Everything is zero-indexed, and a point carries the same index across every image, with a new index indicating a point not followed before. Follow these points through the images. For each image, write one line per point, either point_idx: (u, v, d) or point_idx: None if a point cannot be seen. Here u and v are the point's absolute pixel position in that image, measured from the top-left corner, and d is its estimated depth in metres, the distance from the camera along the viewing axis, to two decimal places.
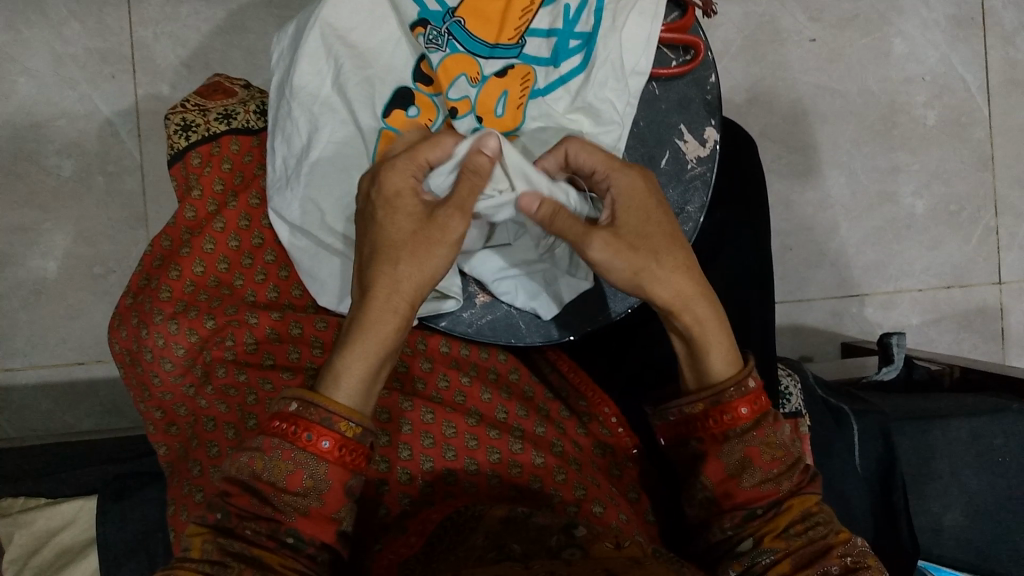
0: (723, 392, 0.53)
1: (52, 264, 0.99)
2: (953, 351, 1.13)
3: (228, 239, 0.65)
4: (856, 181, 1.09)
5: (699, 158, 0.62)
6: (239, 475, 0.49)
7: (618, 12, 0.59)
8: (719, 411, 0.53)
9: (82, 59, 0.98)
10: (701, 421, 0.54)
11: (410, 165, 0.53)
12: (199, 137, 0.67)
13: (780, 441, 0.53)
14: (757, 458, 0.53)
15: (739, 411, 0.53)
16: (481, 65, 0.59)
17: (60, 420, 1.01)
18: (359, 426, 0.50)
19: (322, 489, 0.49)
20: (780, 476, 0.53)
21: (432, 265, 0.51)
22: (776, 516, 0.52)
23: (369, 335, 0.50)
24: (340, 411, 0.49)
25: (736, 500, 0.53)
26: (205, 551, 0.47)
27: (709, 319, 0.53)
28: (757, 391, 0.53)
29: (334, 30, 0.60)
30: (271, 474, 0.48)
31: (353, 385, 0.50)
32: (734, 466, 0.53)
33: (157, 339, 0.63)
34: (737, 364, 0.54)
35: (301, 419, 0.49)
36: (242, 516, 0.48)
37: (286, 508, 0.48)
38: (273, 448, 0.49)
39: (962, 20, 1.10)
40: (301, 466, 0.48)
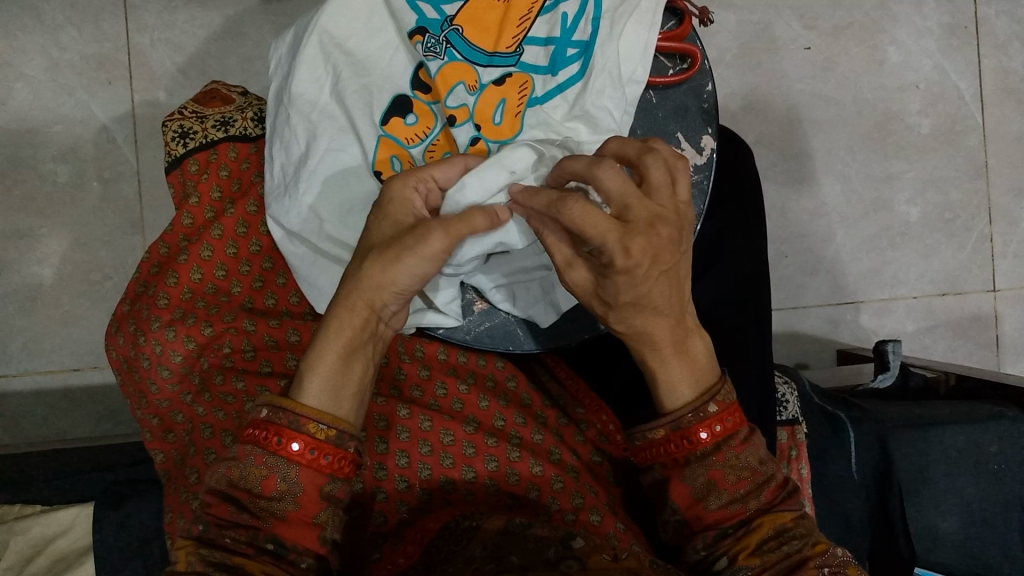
0: (682, 417, 0.52)
1: (48, 271, 0.99)
2: (948, 358, 1.13)
3: (225, 246, 0.65)
4: (851, 190, 1.10)
5: (696, 166, 0.62)
6: (217, 485, 0.49)
7: (616, 20, 0.59)
8: (680, 437, 0.53)
9: (78, 66, 0.98)
10: (663, 446, 0.54)
11: (409, 178, 0.53)
12: (196, 144, 0.67)
13: (746, 460, 0.53)
14: (722, 481, 0.52)
15: (699, 435, 0.52)
16: (479, 73, 0.59)
17: (55, 428, 1.00)
18: (330, 429, 0.49)
19: (297, 492, 0.48)
20: (748, 495, 0.52)
21: (399, 272, 0.50)
22: (747, 534, 0.51)
23: (337, 334, 0.51)
24: (309, 413, 0.49)
25: (705, 522, 0.52)
26: (188, 563, 0.47)
27: (673, 358, 0.53)
28: (721, 414, 0.53)
29: (332, 38, 0.60)
30: (246, 481, 0.48)
31: (319, 388, 0.50)
32: (699, 490, 0.53)
33: (154, 346, 0.62)
34: (701, 388, 0.54)
35: (271, 424, 0.49)
36: (220, 524, 0.48)
37: (264, 513, 0.48)
38: (247, 455, 0.49)
39: (956, 29, 1.10)
40: (273, 471, 0.48)
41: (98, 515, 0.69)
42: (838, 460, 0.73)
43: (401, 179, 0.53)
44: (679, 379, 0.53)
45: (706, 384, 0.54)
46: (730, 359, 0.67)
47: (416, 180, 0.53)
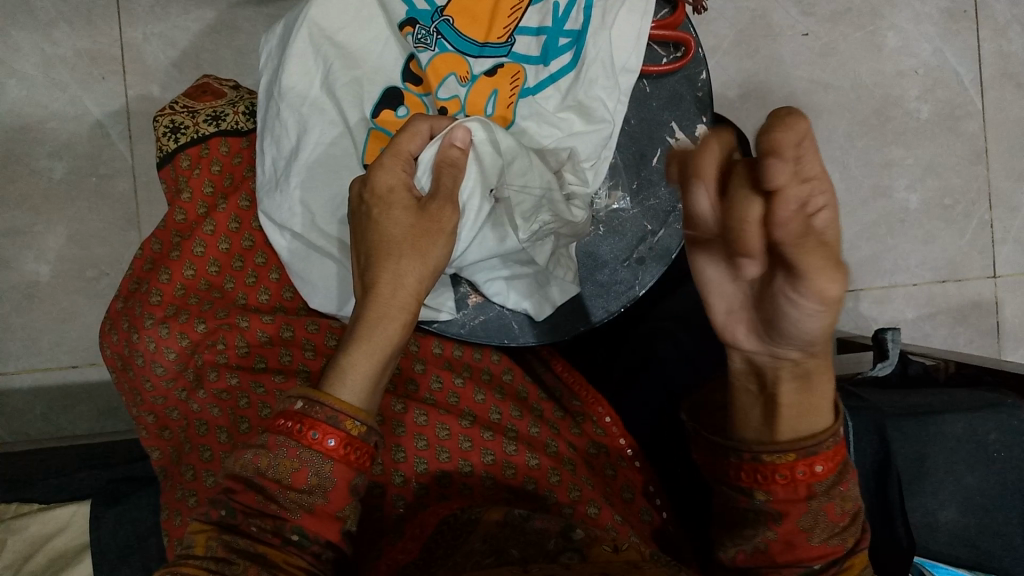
0: (822, 443, 0.47)
1: (45, 267, 0.99)
2: (949, 345, 1.13)
3: (218, 242, 0.64)
4: (849, 177, 1.09)
5: None
6: (243, 472, 0.47)
7: (608, 9, 0.58)
8: (808, 463, 0.47)
9: (71, 61, 0.98)
10: (781, 472, 0.47)
11: (398, 158, 0.53)
12: (188, 139, 0.67)
13: (852, 494, 0.49)
14: (830, 513, 0.48)
15: (819, 466, 0.48)
16: (470, 64, 0.59)
17: (54, 425, 1.00)
18: (364, 425, 0.49)
19: (328, 487, 0.48)
20: (846, 529, 0.48)
21: (433, 257, 0.53)
22: (841, 573, 0.48)
23: (374, 332, 0.51)
24: (346, 410, 0.49)
25: (796, 554, 0.48)
26: (208, 548, 0.45)
27: (828, 369, 0.47)
28: (838, 447, 0.48)
29: (322, 31, 0.59)
30: (276, 472, 0.47)
31: (354, 382, 0.50)
32: (807, 522, 0.48)
33: (148, 343, 0.62)
34: (833, 414, 0.48)
35: (306, 418, 0.48)
36: (246, 513, 0.47)
37: (293, 506, 0.47)
38: (278, 446, 0.48)
39: (955, 13, 1.10)
40: (306, 464, 0.47)
41: (95, 513, 0.69)
42: None
43: (391, 160, 0.53)
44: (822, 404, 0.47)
45: (833, 398, 0.49)
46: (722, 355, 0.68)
47: (403, 157, 0.53)
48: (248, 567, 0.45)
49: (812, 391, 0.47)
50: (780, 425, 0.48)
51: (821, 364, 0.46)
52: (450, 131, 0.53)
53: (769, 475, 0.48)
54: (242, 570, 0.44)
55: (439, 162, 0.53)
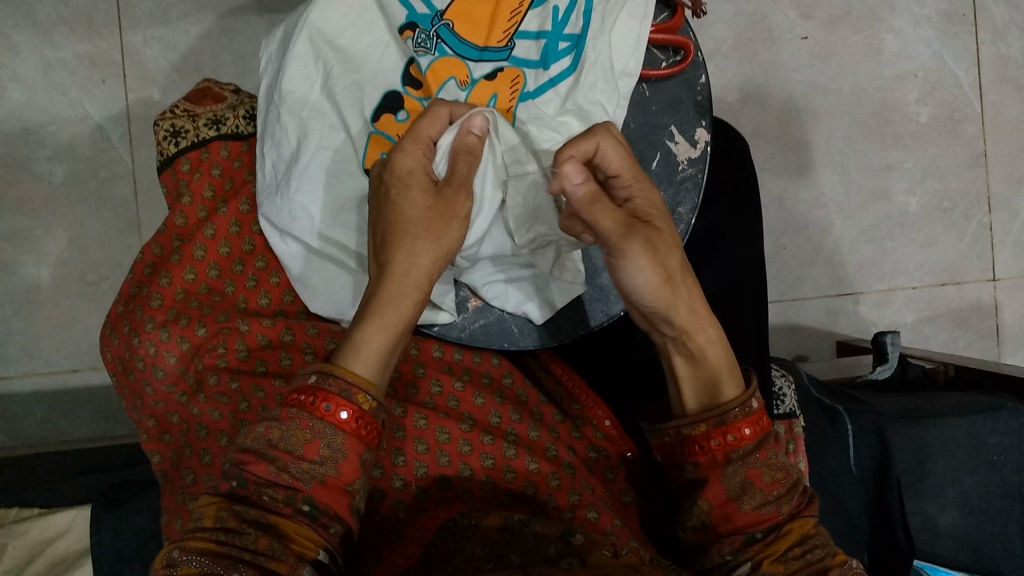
0: (729, 410, 0.52)
1: (45, 271, 0.99)
2: (948, 349, 1.13)
3: (219, 245, 0.65)
4: (849, 180, 1.09)
5: (690, 159, 0.62)
6: (254, 444, 0.48)
7: (607, 12, 0.58)
8: (722, 432, 0.52)
9: (72, 65, 0.98)
10: (701, 442, 0.53)
11: (419, 141, 0.53)
12: (188, 143, 0.67)
13: (780, 462, 0.53)
14: (758, 481, 0.51)
15: (742, 431, 0.52)
16: (470, 68, 0.59)
17: (55, 428, 1.00)
18: (375, 400, 0.50)
19: (339, 459, 0.48)
20: (781, 499, 0.51)
21: (448, 239, 0.52)
22: (777, 539, 0.50)
23: (387, 309, 0.51)
24: (358, 383, 0.49)
25: (735, 523, 0.51)
26: (218, 519, 0.46)
27: (715, 343, 0.53)
28: (759, 412, 0.52)
29: (323, 35, 0.60)
30: (288, 443, 0.48)
31: (365, 357, 0.50)
32: (734, 490, 0.51)
33: (148, 347, 0.62)
34: (740, 384, 0.53)
35: (320, 390, 0.49)
36: (258, 483, 0.47)
37: (304, 476, 0.47)
38: (291, 417, 0.48)
39: (954, 16, 1.10)
40: (318, 436, 0.48)
41: (94, 519, 0.69)
42: (835, 453, 0.73)
43: (412, 145, 0.53)
44: (719, 372, 0.53)
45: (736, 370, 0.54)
46: None
47: (424, 141, 0.53)
48: (259, 537, 0.45)
49: (702, 363, 0.53)
50: (687, 395, 0.54)
51: (698, 340, 0.53)
52: (469, 119, 0.53)
53: (692, 447, 0.53)
54: (252, 540, 0.45)
55: (456, 148, 0.53)
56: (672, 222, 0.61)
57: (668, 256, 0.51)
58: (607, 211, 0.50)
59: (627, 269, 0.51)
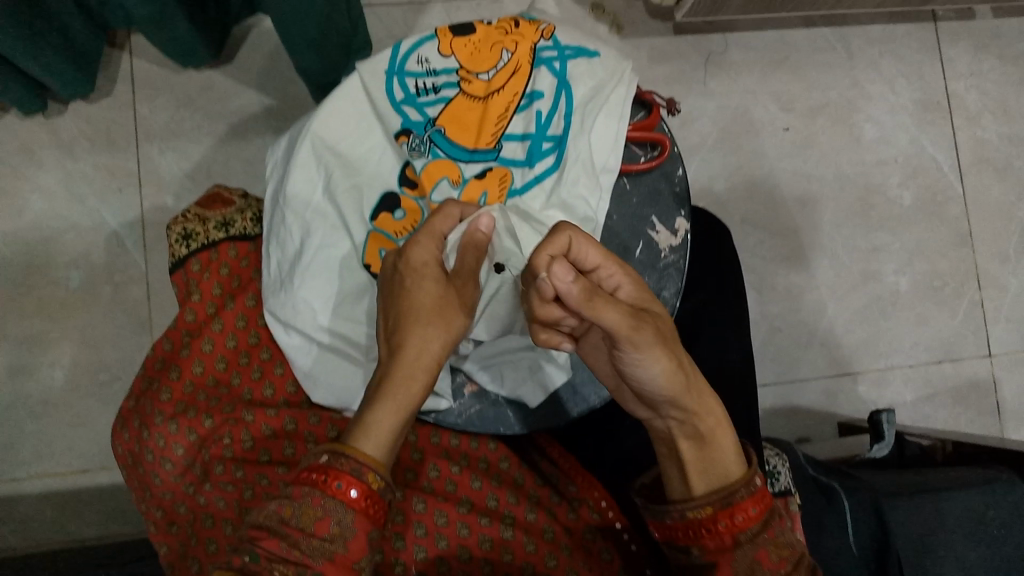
0: (734, 492, 0.52)
1: (60, 373, 1.02)
2: (950, 426, 1.13)
3: (225, 340, 0.68)
4: (838, 262, 1.13)
5: (671, 247, 0.65)
6: (267, 521, 0.49)
7: (586, 115, 0.63)
8: (729, 514, 0.52)
9: (91, 176, 1.04)
10: (707, 526, 0.52)
11: (433, 235, 0.56)
12: (198, 245, 0.71)
13: (787, 540, 0.52)
14: (767, 562, 0.51)
15: (749, 512, 0.52)
16: (462, 168, 0.64)
17: (62, 529, 1.01)
18: (383, 480, 0.51)
19: (348, 537, 0.50)
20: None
21: (455, 328, 0.55)
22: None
23: (397, 392, 0.53)
24: (370, 462, 0.51)
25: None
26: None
27: (721, 425, 0.54)
28: (763, 493, 0.53)
29: (324, 142, 0.64)
30: (300, 520, 0.49)
31: (375, 439, 0.52)
32: (742, 570, 0.51)
33: (157, 439, 0.64)
34: (744, 466, 0.54)
35: (331, 469, 0.50)
36: (270, 558, 0.47)
37: (314, 553, 0.48)
38: (303, 495, 0.50)
39: (928, 105, 1.16)
40: (328, 513, 0.49)
41: None
42: (833, 530, 0.73)
43: (425, 237, 0.56)
44: (727, 457, 0.54)
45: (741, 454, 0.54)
46: None
47: (437, 235, 0.56)
48: None
49: (710, 447, 0.54)
50: (695, 482, 0.54)
51: (706, 423, 0.53)
52: (476, 220, 0.55)
53: (697, 530, 0.53)
54: None
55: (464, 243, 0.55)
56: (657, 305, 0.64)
57: (669, 345, 0.51)
58: (605, 306, 0.48)
59: (644, 365, 0.51)
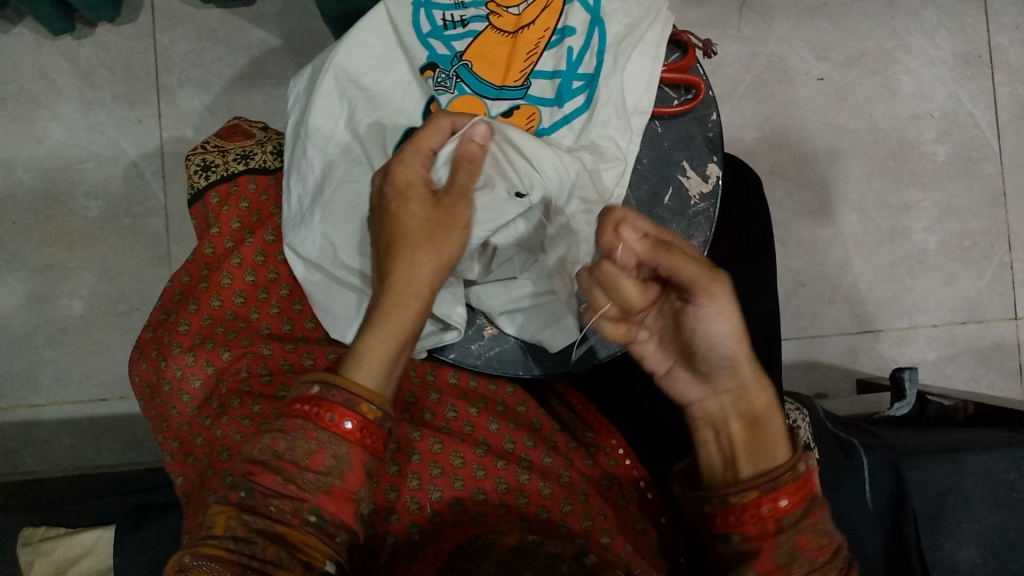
0: (779, 477, 0.49)
1: (78, 303, 1.02)
2: (971, 387, 1.12)
3: (244, 274, 0.67)
4: (867, 218, 1.10)
5: (702, 194, 0.63)
6: (261, 455, 0.49)
7: (619, 54, 0.61)
8: (773, 498, 0.49)
9: (110, 105, 1.03)
10: (750, 511, 0.49)
11: (419, 154, 0.55)
12: (218, 176, 0.70)
13: (827, 528, 0.50)
14: (807, 548, 0.48)
15: (791, 497, 0.49)
16: (488, 106, 0.61)
17: (81, 455, 1.02)
18: (380, 409, 0.51)
19: (344, 469, 0.49)
20: (827, 566, 0.48)
21: (448, 249, 0.54)
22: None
23: (391, 318, 0.53)
24: (362, 394, 0.51)
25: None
26: (228, 527, 0.46)
27: (771, 408, 0.53)
28: (808, 476, 0.50)
29: (347, 75, 0.62)
30: (294, 454, 0.49)
31: (370, 366, 0.52)
32: (783, 558, 0.48)
33: (175, 370, 0.65)
34: (792, 451, 0.51)
35: (323, 401, 0.50)
36: (266, 494, 0.48)
37: (311, 486, 0.48)
38: (296, 428, 0.49)
39: (970, 59, 1.11)
40: (324, 446, 0.49)
41: (118, 538, 0.70)
42: (852, 486, 0.72)
43: (412, 156, 0.55)
44: (774, 440, 0.52)
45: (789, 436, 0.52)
46: None
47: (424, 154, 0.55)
48: (268, 548, 0.46)
49: (759, 429, 0.52)
50: (743, 463, 0.51)
51: (759, 399, 0.52)
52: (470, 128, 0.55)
53: (739, 516, 0.50)
54: (259, 550, 0.46)
55: (457, 157, 0.55)
56: None
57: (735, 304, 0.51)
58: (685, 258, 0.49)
59: (712, 321, 0.49)
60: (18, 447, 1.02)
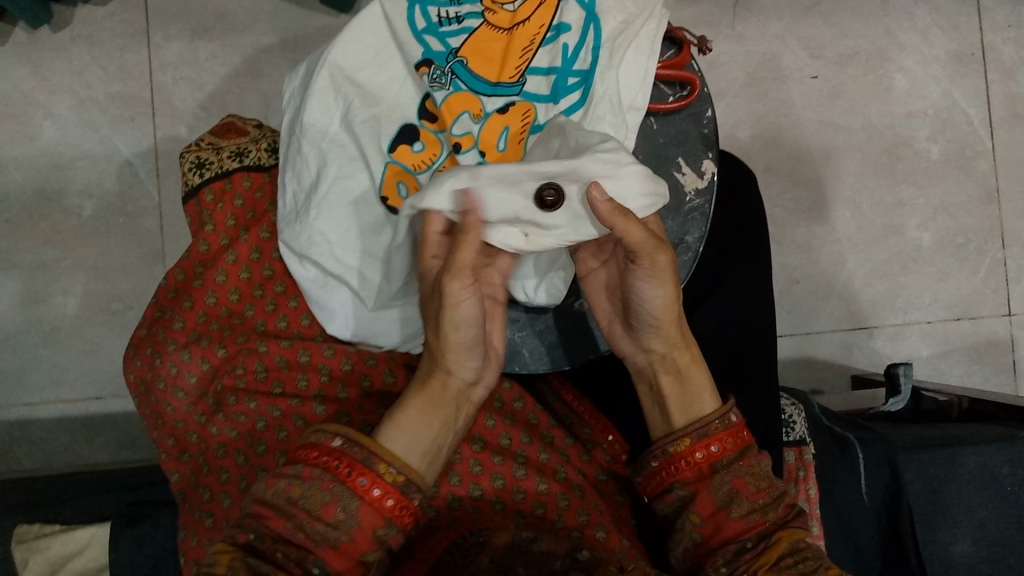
0: (710, 424, 0.55)
1: (73, 302, 1.02)
2: (965, 383, 1.12)
3: (239, 271, 0.67)
4: (861, 215, 1.11)
5: (697, 190, 0.63)
6: (273, 499, 0.50)
7: (615, 48, 0.59)
8: (705, 444, 0.55)
9: (104, 103, 1.02)
10: (686, 458, 0.55)
11: (463, 279, 0.52)
12: (212, 174, 0.70)
13: (764, 472, 0.55)
14: (744, 489, 0.54)
15: (722, 444, 0.55)
16: (483, 102, 0.61)
17: (76, 456, 1.02)
18: (400, 473, 0.51)
19: (353, 525, 0.50)
20: (766, 507, 0.54)
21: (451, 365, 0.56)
22: (767, 548, 0.52)
23: (411, 415, 0.54)
24: (381, 453, 0.51)
25: (725, 534, 0.53)
26: (231, 567, 0.47)
27: (693, 364, 0.57)
28: (740, 425, 0.56)
29: (342, 70, 0.62)
30: (307, 502, 0.50)
31: (404, 437, 0.53)
32: (722, 499, 0.54)
33: (170, 367, 0.65)
34: (718, 402, 0.57)
35: (344, 456, 0.51)
36: (275, 539, 0.49)
37: (319, 538, 0.49)
38: (313, 476, 0.50)
39: (963, 56, 1.12)
40: (336, 498, 0.50)
41: (113, 534, 0.70)
42: (847, 482, 0.74)
43: (455, 281, 0.52)
44: (701, 390, 0.57)
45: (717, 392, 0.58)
46: (728, 379, 0.68)
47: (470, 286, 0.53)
48: None
49: (686, 382, 0.57)
50: (675, 415, 0.57)
51: (684, 356, 0.57)
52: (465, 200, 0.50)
53: (678, 465, 0.55)
54: None
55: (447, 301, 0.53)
56: (679, 250, 0.63)
57: (677, 273, 0.55)
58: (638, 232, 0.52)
59: (650, 283, 0.54)
60: (12, 447, 1.02)
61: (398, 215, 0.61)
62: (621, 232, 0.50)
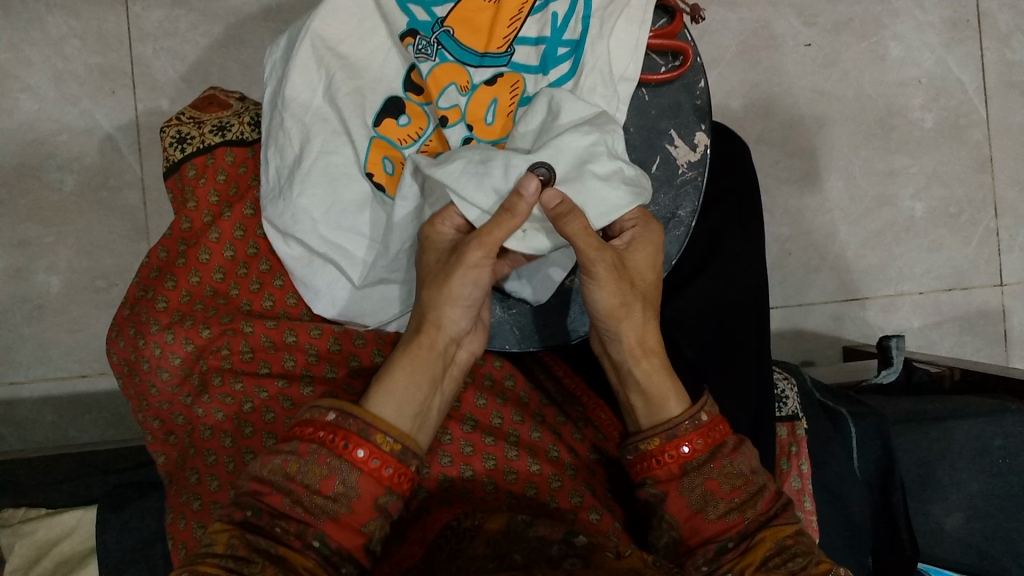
0: (678, 425, 0.53)
1: (56, 279, 1.00)
2: (955, 354, 1.12)
3: (223, 249, 0.66)
4: (854, 185, 1.09)
5: (690, 163, 0.62)
6: (271, 475, 0.49)
7: (606, 19, 0.58)
8: (674, 445, 0.53)
9: (82, 75, 1.00)
10: (656, 457, 0.54)
11: (487, 247, 0.50)
12: (194, 149, 0.68)
13: (739, 469, 0.54)
14: (718, 491, 0.53)
15: (693, 444, 0.54)
16: (470, 74, 0.59)
17: (64, 434, 1.01)
18: (397, 442, 0.50)
19: (353, 497, 0.49)
20: (744, 504, 0.53)
21: (444, 323, 0.53)
22: (750, 548, 0.52)
23: (403, 376, 0.52)
24: (377, 424, 0.50)
25: (703, 535, 0.53)
26: (228, 546, 0.46)
27: (654, 373, 0.55)
28: (710, 424, 0.54)
29: (324, 41, 0.60)
30: (305, 477, 0.49)
31: (393, 402, 0.51)
32: (697, 502, 0.53)
33: (154, 349, 0.63)
34: (686, 401, 0.55)
35: (339, 429, 0.50)
36: (272, 514, 0.48)
37: (317, 511, 0.48)
38: (310, 452, 0.49)
39: (958, 23, 1.10)
40: (334, 472, 0.49)
41: (100, 518, 0.70)
42: (839, 455, 0.73)
43: (478, 248, 0.50)
44: (666, 394, 0.55)
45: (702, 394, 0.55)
46: (720, 359, 0.67)
47: (491, 254, 0.50)
48: (266, 567, 0.46)
49: (647, 390, 0.55)
50: (640, 418, 0.55)
51: (643, 367, 0.54)
52: (522, 180, 0.48)
53: (648, 463, 0.54)
54: (259, 569, 0.45)
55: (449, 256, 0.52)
56: (671, 225, 0.62)
57: (630, 285, 0.53)
58: (582, 230, 0.49)
59: (592, 286, 0.52)
60: None
61: (385, 192, 0.59)
62: (568, 233, 0.49)
